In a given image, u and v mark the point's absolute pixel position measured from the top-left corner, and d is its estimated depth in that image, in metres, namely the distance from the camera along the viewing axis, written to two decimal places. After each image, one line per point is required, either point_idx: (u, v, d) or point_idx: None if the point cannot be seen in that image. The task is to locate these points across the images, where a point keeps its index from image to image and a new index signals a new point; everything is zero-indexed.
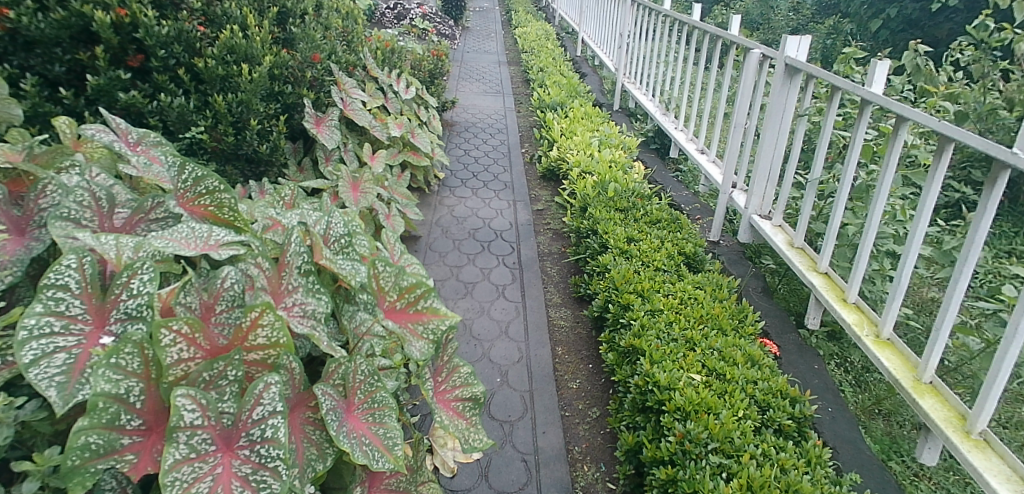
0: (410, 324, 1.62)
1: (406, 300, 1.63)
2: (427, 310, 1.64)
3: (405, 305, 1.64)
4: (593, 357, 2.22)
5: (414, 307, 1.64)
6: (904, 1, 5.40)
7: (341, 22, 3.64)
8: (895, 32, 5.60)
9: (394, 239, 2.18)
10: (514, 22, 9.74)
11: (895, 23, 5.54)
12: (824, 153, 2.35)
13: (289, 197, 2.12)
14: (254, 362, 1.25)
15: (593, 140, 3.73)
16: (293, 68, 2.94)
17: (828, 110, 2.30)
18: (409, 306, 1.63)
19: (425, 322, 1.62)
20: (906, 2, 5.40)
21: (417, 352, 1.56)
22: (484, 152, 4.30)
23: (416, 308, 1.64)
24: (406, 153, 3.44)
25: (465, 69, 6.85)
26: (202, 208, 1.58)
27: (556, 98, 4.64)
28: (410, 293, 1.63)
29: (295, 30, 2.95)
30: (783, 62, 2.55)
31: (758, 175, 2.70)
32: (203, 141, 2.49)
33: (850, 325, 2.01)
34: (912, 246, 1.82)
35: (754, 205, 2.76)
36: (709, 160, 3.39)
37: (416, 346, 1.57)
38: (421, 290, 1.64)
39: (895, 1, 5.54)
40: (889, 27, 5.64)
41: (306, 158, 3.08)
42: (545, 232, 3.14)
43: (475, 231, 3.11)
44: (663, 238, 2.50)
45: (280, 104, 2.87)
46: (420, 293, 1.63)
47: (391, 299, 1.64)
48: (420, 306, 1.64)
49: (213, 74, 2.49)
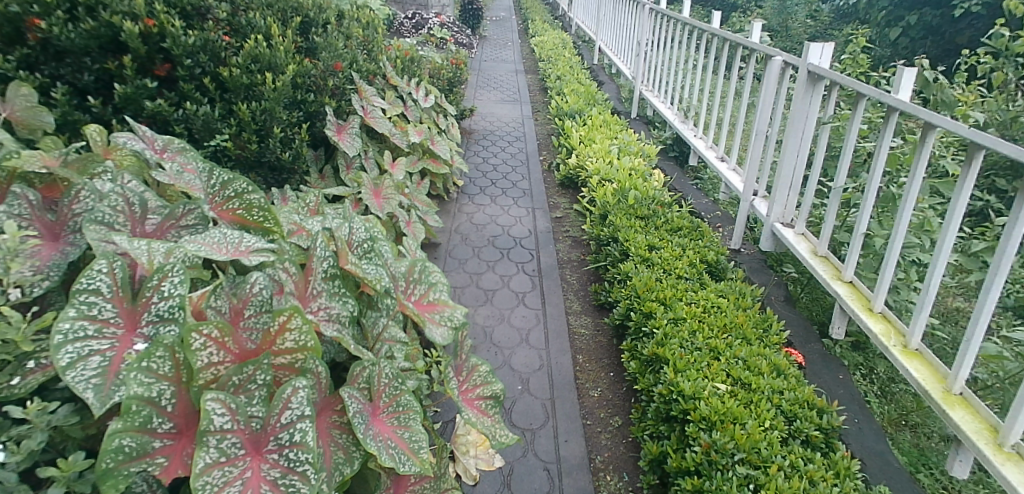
0: (428, 313, 1.70)
1: (418, 293, 1.72)
2: (438, 302, 1.74)
3: (419, 297, 1.72)
4: (615, 365, 2.21)
5: (426, 299, 1.73)
6: (924, 9, 5.47)
7: (361, 32, 3.74)
8: (915, 40, 5.65)
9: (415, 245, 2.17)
10: (531, 31, 9.76)
11: (914, 30, 5.59)
12: (848, 160, 2.32)
13: (313, 203, 2.12)
14: (282, 366, 1.26)
15: (612, 148, 3.70)
16: (316, 77, 3.02)
17: (853, 117, 2.26)
18: (423, 298, 1.72)
19: (439, 312, 1.72)
20: (926, 9, 5.48)
21: (439, 336, 1.64)
22: (502, 159, 4.30)
23: (429, 300, 1.73)
24: (426, 161, 3.42)
25: (483, 77, 6.89)
26: (231, 213, 1.66)
27: (575, 106, 4.61)
28: (418, 287, 1.73)
29: (317, 39, 3.04)
30: (806, 69, 2.53)
31: (779, 184, 2.70)
32: (227, 148, 2.61)
33: (877, 336, 1.98)
34: (941, 254, 1.79)
35: (776, 213, 2.75)
36: (729, 168, 3.40)
37: (437, 331, 1.65)
38: (426, 285, 1.75)
39: (914, 9, 5.61)
40: (909, 35, 5.68)
41: (327, 166, 3.12)
42: (565, 240, 3.14)
43: (495, 238, 3.10)
44: (684, 246, 2.45)
45: (302, 113, 2.95)
46: (427, 287, 1.75)
47: (404, 289, 1.70)
48: (431, 298, 1.74)
49: (237, 83, 2.62)
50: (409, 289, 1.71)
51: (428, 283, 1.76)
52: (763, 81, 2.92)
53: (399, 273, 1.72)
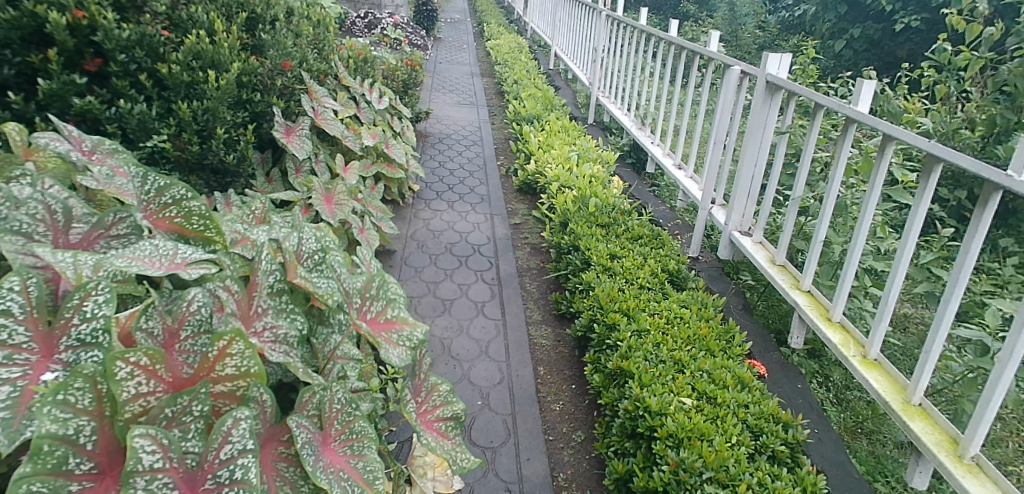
0: (385, 332, 1.60)
1: (374, 310, 1.62)
2: (396, 320, 1.65)
3: (375, 315, 1.62)
4: (577, 377, 2.15)
5: (383, 316, 1.63)
6: (866, 24, 5.78)
7: (311, 31, 3.62)
8: (858, 52, 5.96)
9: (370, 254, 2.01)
10: (486, 34, 9.68)
11: (858, 43, 5.90)
12: (806, 170, 2.34)
13: (260, 211, 1.97)
14: (221, 394, 1.15)
15: (571, 154, 3.65)
16: (262, 75, 2.88)
17: (811, 128, 2.28)
18: (379, 316, 1.63)
19: (397, 330, 1.63)
20: (869, 23, 5.79)
21: (396, 357, 1.53)
22: (459, 164, 4.20)
23: (386, 317, 1.64)
24: (380, 165, 3.29)
25: (439, 80, 6.77)
26: (168, 221, 1.51)
27: (532, 111, 4.54)
28: (375, 304, 1.63)
29: (264, 36, 2.91)
30: (764, 79, 2.54)
31: (738, 193, 2.71)
32: (165, 150, 2.49)
33: (837, 346, 1.99)
34: (900, 266, 1.80)
35: (734, 221, 2.77)
36: (686, 176, 3.41)
37: (395, 352, 1.55)
38: (384, 302, 1.65)
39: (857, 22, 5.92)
40: (852, 47, 5.99)
41: (275, 169, 2.97)
42: (523, 247, 3.08)
43: (452, 245, 3.00)
44: (645, 254, 2.41)
45: (248, 113, 2.81)
46: (384, 304, 1.65)
47: (360, 306, 1.60)
48: (388, 316, 1.64)
49: (177, 80, 2.50)
50: (365, 306, 1.61)
51: (386, 300, 1.65)
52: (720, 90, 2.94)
53: (354, 286, 1.61)
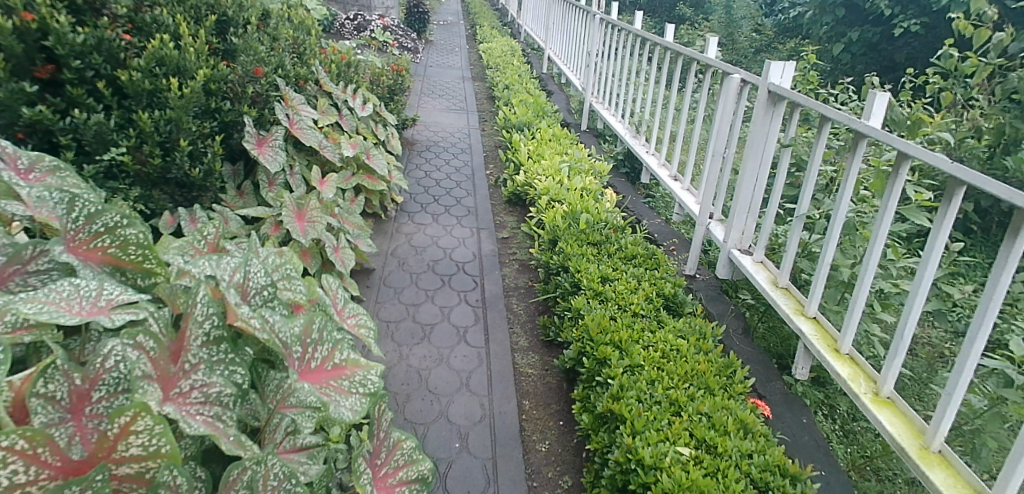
0: (332, 381, 1.36)
1: (319, 358, 1.36)
2: (345, 364, 1.41)
3: (320, 362, 1.37)
4: (565, 413, 1.98)
5: (329, 363, 1.38)
6: (866, 26, 5.82)
7: (290, 34, 3.46)
8: (856, 56, 5.96)
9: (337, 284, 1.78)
10: (479, 37, 9.53)
11: (856, 46, 5.90)
12: (811, 187, 2.18)
13: (212, 236, 1.76)
14: (125, 477, 0.98)
15: (562, 166, 3.47)
16: (232, 83, 2.70)
17: (817, 142, 2.12)
18: (325, 363, 1.38)
19: (347, 377, 1.39)
20: (867, 27, 5.82)
21: (349, 411, 1.31)
22: (446, 173, 4.03)
23: (333, 363, 1.39)
24: (361, 176, 3.12)
25: (428, 84, 6.61)
26: (99, 252, 1.31)
27: (523, 118, 4.37)
28: (320, 349, 1.37)
29: (235, 41, 2.75)
30: (765, 89, 2.39)
31: (737, 209, 2.55)
32: (124, 163, 2.30)
33: (846, 382, 1.83)
34: (918, 298, 1.64)
35: (733, 239, 2.61)
36: (683, 188, 3.27)
37: (348, 405, 1.32)
38: (331, 345, 1.40)
39: (854, 26, 5.94)
40: (850, 50, 5.98)
41: (247, 181, 2.80)
42: (511, 264, 2.91)
43: (435, 263, 2.83)
44: (639, 277, 2.24)
45: (216, 123, 2.63)
46: (331, 346, 1.39)
47: (301, 356, 1.33)
48: (335, 361, 1.40)
49: (138, 88, 2.32)
50: (308, 355, 1.34)
51: (332, 340, 1.40)
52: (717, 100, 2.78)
53: (294, 333, 1.32)
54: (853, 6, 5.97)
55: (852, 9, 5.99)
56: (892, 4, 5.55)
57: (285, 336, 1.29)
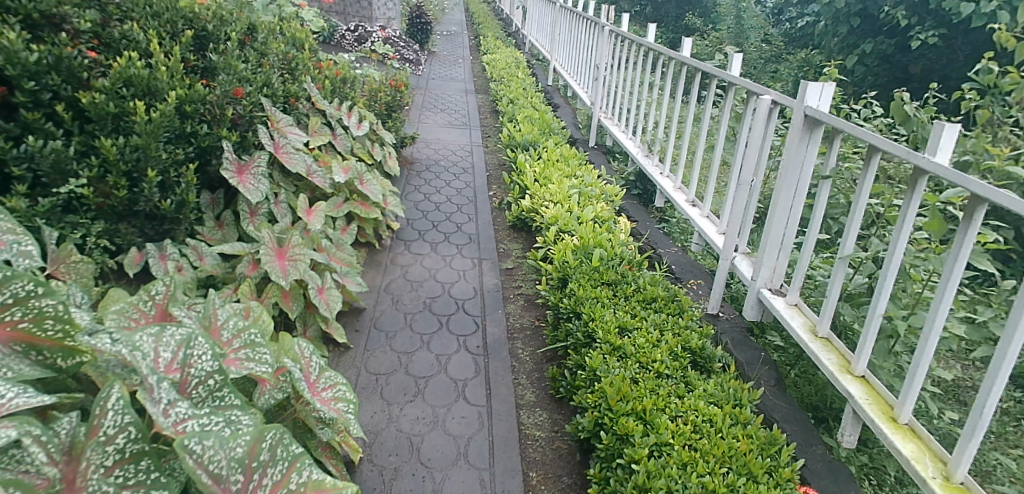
0: None
1: (267, 485, 1.21)
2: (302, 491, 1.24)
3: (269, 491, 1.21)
4: (578, 489, 1.72)
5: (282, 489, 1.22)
6: (879, 38, 5.63)
7: (280, 49, 3.22)
8: (871, 69, 5.78)
9: (312, 349, 1.63)
10: (482, 48, 9.31)
11: (870, 58, 5.73)
12: (858, 226, 1.92)
13: (161, 299, 1.53)
14: None
15: (572, 191, 3.19)
16: (210, 103, 2.44)
17: (865, 177, 1.86)
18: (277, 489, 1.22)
19: None
20: (881, 38, 5.62)
21: None
22: (447, 196, 3.78)
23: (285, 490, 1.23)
24: (353, 203, 2.87)
25: (430, 97, 6.38)
26: (11, 329, 1.21)
27: (529, 136, 4.13)
28: (272, 471, 1.22)
29: (214, 58, 2.51)
30: (801, 113, 2.13)
31: (768, 245, 2.30)
32: (85, 196, 2.04)
33: (910, 462, 1.56)
34: (1002, 372, 1.38)
35: (763, 277, 2.35)
36: (703, 215, 3.03)
37: None
38: (285, 465, 1.24)
39: (869, 37, 5.75)
40: (865, 62, 5.79)
41: (227, 211, 2.55)
42: (515, 301, 2.65)
43: (432, 301, 2.57)
44: (661, 326, 1.98)
45: (192, 148, 2.38)
46: (287, 468, 1.24)
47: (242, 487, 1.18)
48: (290, 486, 1.23)
49: (101, 111, 2.07)
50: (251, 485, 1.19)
51: (289, 460, 1.25)
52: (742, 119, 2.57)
53: (233, 459, 1.18)
54: (868, 16, 5.73)
55: (867, 19, 5.75)
56: (909, 14, 5.31)
57: (217, 466, 1.15)
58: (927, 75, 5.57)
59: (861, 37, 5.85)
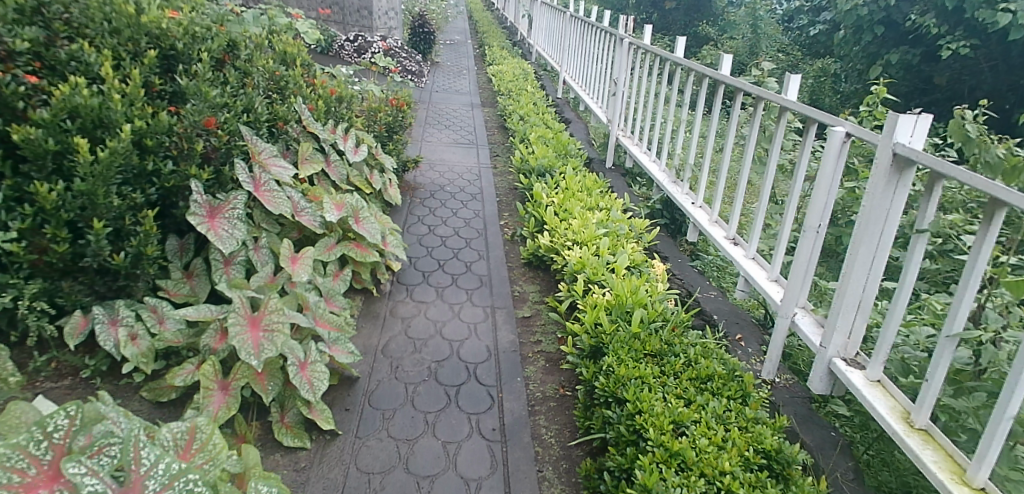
0: None
1: None
2: None
3: None
4: None
5: None
6: (904, 48, 5.42)
7: (265, 67, 2.85)
8: (895, 79, 5.56)
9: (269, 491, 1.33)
10: (488, 59, 8.96)
11: (895, 69, 5.51)
12: (971, 297, 1.54)
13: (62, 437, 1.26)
14: None
15: (598, 228, 2.79)
16: (176, 136, 2.05)
17: (984, 239, 1.48)
18: None
19: None
20: (907, 48, 5.41)
21: None
22: (454, 227, 3.40)
23: None
24: (347, 244, 2.49)
25: (433, 112, 6.02)
26: None
27: (544, 160, 3.75)
28: None
29: (182, 82, 2.13)
30: (890, 151, 1.75)
31: (843, 307, 1.91)
32: (12, 253, 1.68)
33: None
34: None
35: (835, 344, 1.96)
36: (749, 257, 2.64)
37: None
38: None
39: (894, 47, 5.53)
40: (889, 72, 5.57)
41: (198, 260, 2.16)
42: (536, 361, 2.27)
43: (439, 364, 2.18)
44: (725, 420, 1.60)
45: (154, 189, 2.00)
46: None
47: None
48: None
49: (37, 150, 1.71)
50: None
51: None
52: (802, 141, 2.26)
53: None
54: (891, 24, 5.51)
55: (890, 27, 5.49)
56: (939, 22, 5.08)
57: None
58: (956, 87, 5.35)
59: (884, 47, 5.59)
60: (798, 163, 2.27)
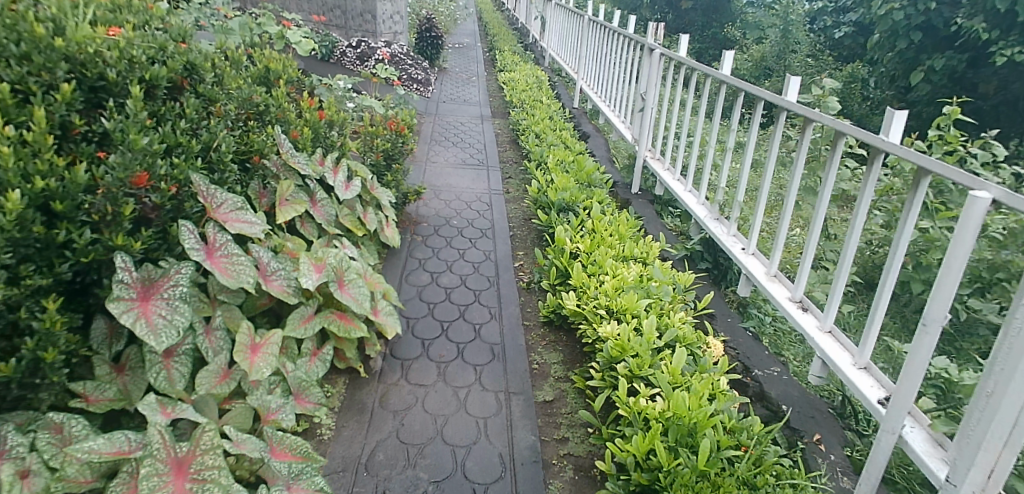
0: None
1: None
2: None
3: None
4: None
5: None
6: (948, 53, 4.92)
7: (236, 90, 2.36)
8: (937, 88, 5.08)
9: None
10: (499, 65, 8.48)
11: (937, 76, 5.00)
12: None
13: None
14: None
15: (636, 289, 2.29)
16: (98, 196, 1.54)
17: None
18: None
19: None
20: (949, 53, 4.91)
21: None
22: (461, 275, 2.91)
23: None
24: (328, 317, 2.03)
25: (440, 126, 5.55)
26: None
27: (564, 191, 3.26)
28: None
29: (110, 122, 1.64)
30: None
31: (989, 438, 1.38)
32: None
33: None
34: None
35: (972, 484, 1.43)
36: (823, 329, 2.11)
37: None
38: None
39: (938, 51, 5.02)
40: (931, 80, 5.08)
41: (133, 348, 1.68)
42: (562, 475, 1.78)
43: (439, 487, 1.70)
44: None
45: (68, 267, 1.50)
46: None
47: None
48: None
49: None
50: None
51: None
52: (907, 200, 1.69)
53: None
54: (930, 29, 5.02)
55: (929, 32, 5.01)
56: (989, 27, 4.57)
57: None
58: None
59: (923, 52, 5.10)
60: (901, 228, 1.70)
